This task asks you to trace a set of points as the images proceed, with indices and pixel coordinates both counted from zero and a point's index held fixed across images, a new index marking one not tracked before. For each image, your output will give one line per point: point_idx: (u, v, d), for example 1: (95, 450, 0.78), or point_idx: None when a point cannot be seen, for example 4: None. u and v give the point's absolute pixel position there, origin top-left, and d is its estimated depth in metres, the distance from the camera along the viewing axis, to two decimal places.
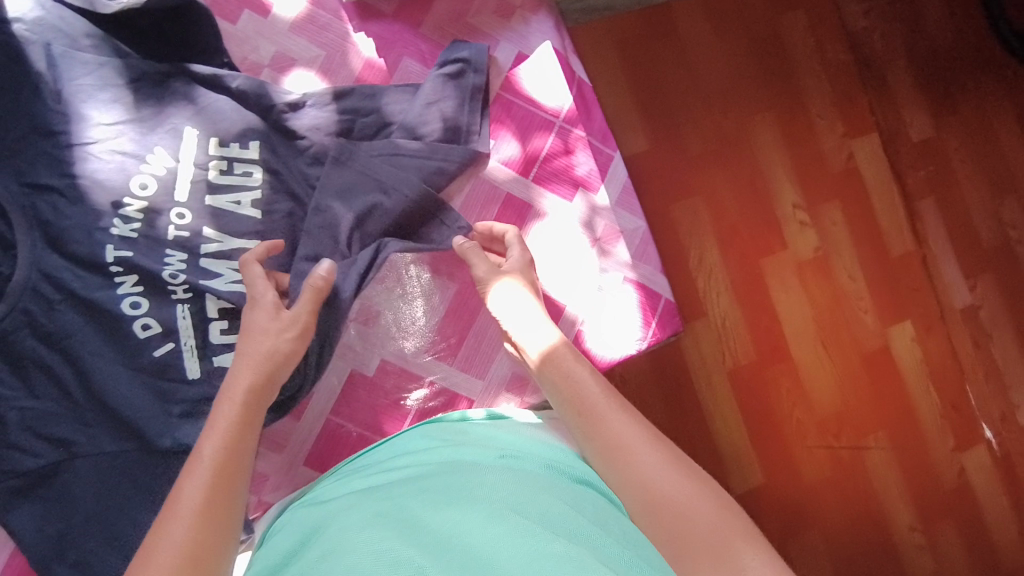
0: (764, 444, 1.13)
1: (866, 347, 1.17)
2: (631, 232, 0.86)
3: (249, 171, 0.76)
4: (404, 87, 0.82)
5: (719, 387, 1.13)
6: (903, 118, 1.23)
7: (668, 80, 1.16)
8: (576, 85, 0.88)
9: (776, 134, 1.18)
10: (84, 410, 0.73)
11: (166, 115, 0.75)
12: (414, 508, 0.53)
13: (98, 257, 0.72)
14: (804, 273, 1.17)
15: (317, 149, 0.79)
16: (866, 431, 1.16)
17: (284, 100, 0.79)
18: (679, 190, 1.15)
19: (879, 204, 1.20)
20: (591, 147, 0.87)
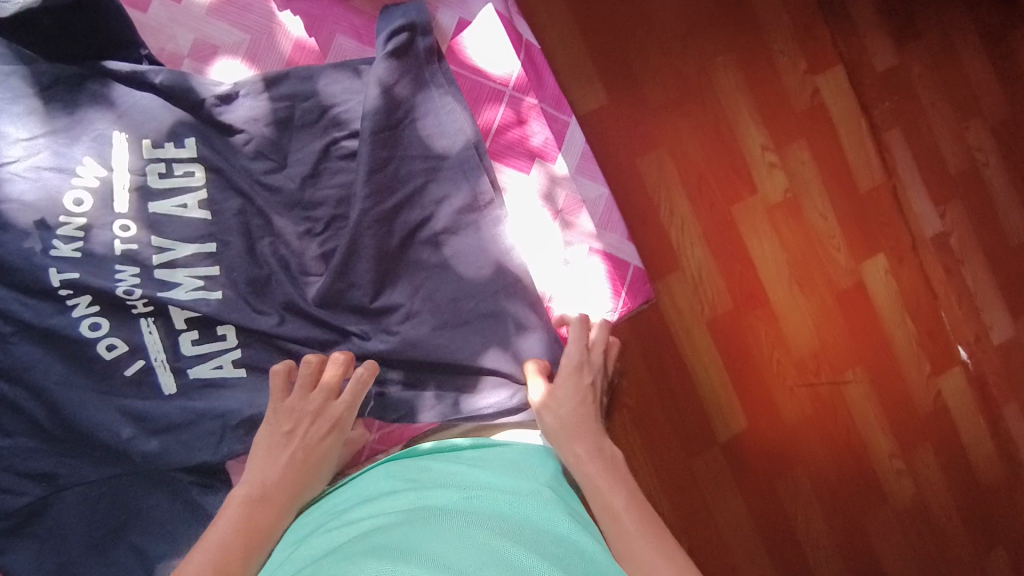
0: (746, 393, 1.13)
1: (840, 285, 1.17)
2: (593, 201, 0.83)
3: (189, 171, 0.69)
4: (344, 71, 0.75)
5: (701, 342, 1.12)
6: (865, 48, 1.20)
7: (619, 33, 1.11)
8: (524, 50, 0.83)
9: (738, 76, 1.15)
10: (61, 444, 0.66)
11: (85, 121, 0.68)
12: (358, 558, 0.43)
13: (44, 284, 0.64)
14: (774, 217, 1.15)
15: (258, 143, 0.72)
16: (843, 366, 1.17)
17: (214, 93, 0.71)
18: (641, 142, 1.11)
19: (847, 139, 1.18)
20: (545, 115, 0.82)
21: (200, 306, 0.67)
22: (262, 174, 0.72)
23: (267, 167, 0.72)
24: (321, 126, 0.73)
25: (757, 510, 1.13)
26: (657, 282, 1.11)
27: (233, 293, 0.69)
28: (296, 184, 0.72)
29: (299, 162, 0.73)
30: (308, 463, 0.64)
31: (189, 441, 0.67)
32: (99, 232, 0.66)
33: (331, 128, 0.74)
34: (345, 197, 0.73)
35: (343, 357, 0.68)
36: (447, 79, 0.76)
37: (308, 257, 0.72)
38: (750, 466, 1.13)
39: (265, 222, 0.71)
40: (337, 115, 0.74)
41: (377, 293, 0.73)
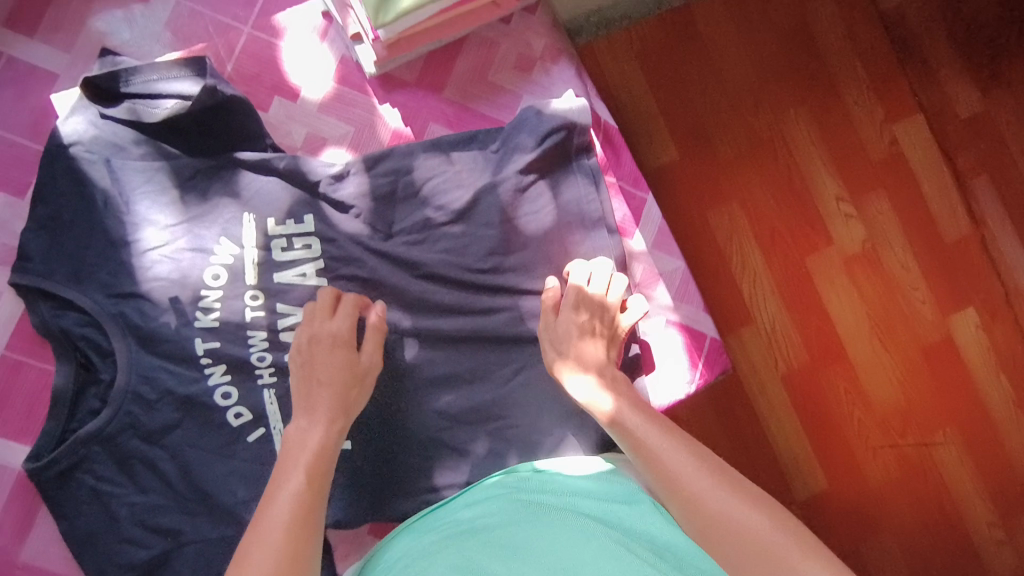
0: (825, 449, 1.11)
1: (926, 338, 1.13)
2: (670, 274, 0.83)
3: (308, 244, 0.76)
4: (435, 154, 0.79)
5: (775, 397, 1.11)
6: (948, 95, 1.17)
7: (691, 89, 1.12)
8: (601, 130, 0.84)
9: (812, 129, 1.14)
10: (189, 501, 0.72)
11: (222, 206, 0.75)
12: (481, 560, 0.54)
13: (188, 351, 0.73)
14: (852, 269, 1.13)
15: (365, 216, 0.77)
16: (933, 426, 1.12)
17: (328, 174, 0.77)
18: (712, 196, 1.12)
19: (930, 190, 1.15)
20: (622, 192, 0.83)
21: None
22: (368, 242, 0.77)
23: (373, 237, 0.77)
24: (421, 198, 0.78)
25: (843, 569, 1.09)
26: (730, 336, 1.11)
27: None
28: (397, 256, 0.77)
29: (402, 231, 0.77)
30: (338, 379, 0.67)
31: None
32: (228, 303, 0.74)
33: (430, 200, 0.78)
34: (439, 270, 0.77)
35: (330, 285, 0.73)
36: (557, 176, 0.80)
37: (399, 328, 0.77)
38: (832, 526, 1.10)
39: (369, 301, 0.77)
40: (434, 189, 0.78)
41: (470, 361, 0.77)
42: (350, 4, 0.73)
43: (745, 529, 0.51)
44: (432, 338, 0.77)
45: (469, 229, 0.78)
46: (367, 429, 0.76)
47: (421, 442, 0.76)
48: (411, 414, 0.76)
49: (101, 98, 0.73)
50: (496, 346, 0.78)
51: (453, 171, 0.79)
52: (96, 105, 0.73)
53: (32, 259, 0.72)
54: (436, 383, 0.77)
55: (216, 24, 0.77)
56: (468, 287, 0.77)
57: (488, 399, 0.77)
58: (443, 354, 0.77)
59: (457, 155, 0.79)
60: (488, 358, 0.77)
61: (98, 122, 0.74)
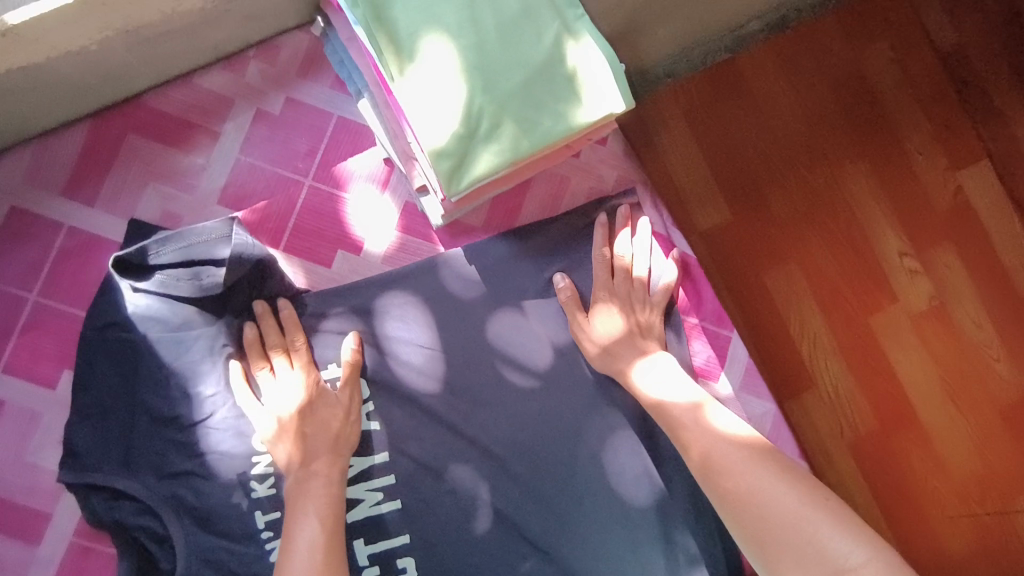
0: (902, 523, 1.02)
1: (1004, 400, 1.04)
2: (760, 418, 0.77)
3: (364, 398, 0.74)
4: (508, 307, 0.75)
5: (846, 470, 1.02)
6: (1016, 136, 1.06)
7: (738, 144, 1.02)
8: (683, 267, 0.78)
9: (870, 178, 1.04)
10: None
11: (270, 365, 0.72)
12: None
13: (249, 527, 0.69)
14: (921, 328, 1.04)
15: (425, 371, 0.74)
16: (1016, 495, 1.03)
17: (383, 321, 0.74)
18: (766, 259, 1.03)
19: (1003, 241, 1.05)
20: (706, 333, 0.77)
21: (381, 522, 0.72)
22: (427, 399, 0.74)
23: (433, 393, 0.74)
24: (483, 355, 0.75)
25: None
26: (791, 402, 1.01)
27: (404, 507, 0.73)
28: (461, 416, 0.74)
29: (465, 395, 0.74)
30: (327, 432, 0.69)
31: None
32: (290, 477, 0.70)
33: (494, 359, 0.75)
34: (504, 427, 0.74)
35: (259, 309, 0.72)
36: None
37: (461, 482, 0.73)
38: None
39: (438, 465, 0.73)
40: (495, 343, 0.75)
41: (547, 524, 0.73)
42: (416, 157, 0.69)
43: (786, 512, 0.57)
44: (510, 499, 0.73)
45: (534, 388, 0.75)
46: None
47: None
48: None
49: (137, 273, 0.69)
50: (572, 505, 0.73)
51: (529, 324, 0.75)
52: (131, 279, 0.69)
53: (80, 452, 0.69)
54: (517, 548, 0.73)
55: (276, 177, 0.75)
56: (538, 442, 0.74)
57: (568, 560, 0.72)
58: (517, 515, 0.73)
59: (532, 305, 0.75)
60: (562, 517, 0.73)
61: (168, 303, 0.70)
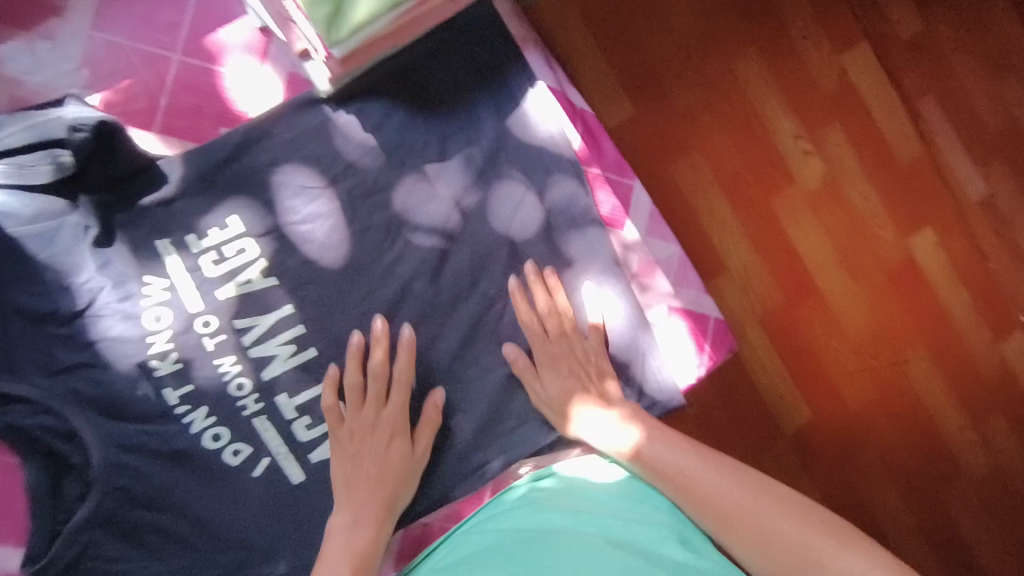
0: (804, 381, 1.08)
1: (891, 262, 1.10)
2: (666, 259, 0.81)
3: (254, 256, 0.71)
4: (410, 175, 0.74)
5: (755, 338, 1.08)
6: (886, 15, 1.10)
7: (635, 34, 1.05)
8: (581, 119, 0.79)
9: (760, 66, 1.08)
10: (213, 556, 0.70)
11: (149, 245, 0.68)
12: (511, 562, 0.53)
13: (162, 405, 0.69)
14: (816, 203, 1.09)
15: (328, 233, 0.72)
16: (902, 345, 1.10)
17: (279, 186, 0.71)
18: (675, 151, 1.06)
19: (881, 115, 1.10)
20: (609, 182, 0.79)
21: (299, 375, 0.72)
22: (332, 268, 0.72)
23: (335, 258, 0.72)
24: (384, 218, 0.73)
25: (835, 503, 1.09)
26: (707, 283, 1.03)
27: (320, 354, 0.72)
28: (373, 281, 0.73)
29: (374, 262, 0.73)
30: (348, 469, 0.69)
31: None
32: (201, 367, 0.70)
33: (393, 223, 0.73)
34: (413, 287, 0.74)
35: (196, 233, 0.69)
36: (520, 173, 0.76)
37: (383, 353, 0.73)
38: (818, 454, 1.09)
39: (353, 332, 0.73)
40: (394, 206, 0.73)
41: (468, 376, 0.75)
42: (295, 21, 0.64)
43: (786, 546, 0.56)
44: (431, 364, 0.74)
45: (439, 250, 0.75)
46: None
47: (442, 461, 0.74)
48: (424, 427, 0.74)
49: None
50: (490, 351, 0.76)
51: (433, 191, 0.74)
52: None
53: None
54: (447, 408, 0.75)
55: (139, 53, 0.69)
56: (446, 297, 0.75)
57: (493, 398, 0.75)
58: (436, 364, 0.74)
59: (436, 172, 0.74)
60: (484, 370, 0.75)
61: (20, 194, 0.65)
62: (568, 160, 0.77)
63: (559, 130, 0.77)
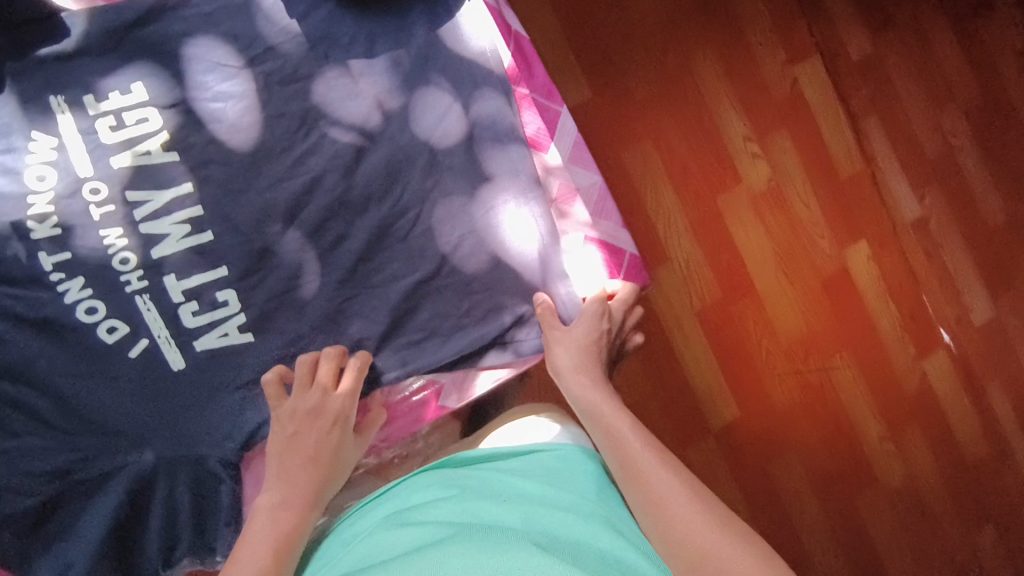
0: (737, 380, 1.26)
1: (825, 270, 1.31)
2: (587, 188, 0.81)
3: (156, 128, 0.68)
4: (331, 69, 0.72)
5: (689, 329, 1.24)
6: (841, 39, 1.32)
7: (605, 32, 1.20)
8: (514, 40, 0.78)
9: (718, 68, 1.26)
10: (74, 437, 0.69)
11: (39, 99, 0.65)
12: (406, 542, 0.53)
13: (35, 270, 0.66)
14: (758, 205, 1.28)
15: (237, 117, 0.70)
16: (830, 352, 1.31)
17: (189, 61, 0.68)
18: (628, 139, 1.22)
19: (826, 129, 1.31)
20: (537, 104, 0.79)
21: (190, 259, 0.70)
22: (238, 152, 0.70)
23: (243, 142, 0.70)
24: (299, 110, 0.71)
25: (756, 496, 1.26)
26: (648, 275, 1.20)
27: (216, 239, 0.70)
28: (282, 172, 0.71)
29: (284, 154, 0.71)
30: (288, 448, 0.67)
31: (202, 437, 0.71)
32: (84, 236, 0.67)
33: (307, 118, 0.71)
34: (323, 181, 0.72)
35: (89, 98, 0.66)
36: (446, 86, 0.75)
37: (282, 245, 0.71)
38: (743, 450, 1.26)
39: (254, 220, 0.71)
40: (313, 100, 0.71)
41: (370, 282, 0.74)
42: None
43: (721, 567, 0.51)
44: (332, 264, 0.73)
45: (351, 151, 0.73)
46: (272, 341, 0.72)
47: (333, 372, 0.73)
48: (319, 328, 0.73)
49: None
50: (399, 257, 0.74)
51: (356, 88, 0.72)
52: None
53: None
54: (347, 312, 0.73)
55: None
56: (354, 196, 0.73)
57: (397, 309, 0.74)
58: (339, 265, 0.73)
59: (361, 69, 0.72)
60: (387, 278, 0.74)
61: None
62: (499, 79, 0.76)
63: (490, 48, 0.76)
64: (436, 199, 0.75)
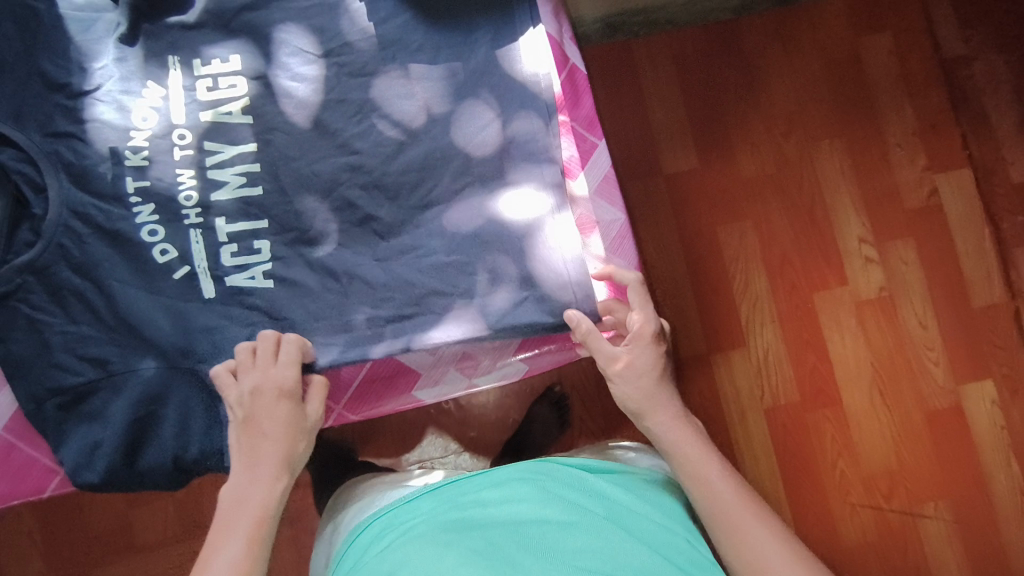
0: (801, 496, 1.13)
1: (933, 404, 1.16)
2: (608, 223, 0.85)
3: (240, 93, 0.80)
4: (393, 69, 0.81)
5: (754, 423, 1.14)
6: (1002, 155, 1.19)
7: (722, 106, 1.19)
8: (568, 72, 0.85)
9: (845, 161, 1.19)
10: (116, 335, 0.77)
11: (161, 58, 0.80)
12: (527, 515, 0.63)
13: (120, 190, 0.77)
14: (863, 311, 1.16)
15: (306, 96, 0.80)
16: (922, 498, 1.14)
17: (279, 45, 0.80)
18: (727, 213, 1.17)
19: (962, 244, 1.18)
20: (574, 133, 0.85)
21: (241, 208, 0.79)
22: (299, 124, 0.80)
23: (305, 117, 0.80)
24: (360, 101, 0.80)
25: None
26: (716, 352, 1.15)
27: (264, 194, 0.79)
28: (334, 150, 0.80)
29: (337, 135, 0.80)
30: (245, 433, 0.71)
31: (209, 360, 0.77)
32: (162, 170, 0.78)
33: (364, 110, 0.80)
34: (366, 163, 0.80)
35: (196, 62, 0.80)
36: (492, 101, 0.80)
37: (313, 211, 0.79)
38: None
39: (297, 184, 0.79)
40: (371, 94, 0.80)
41: (380, 263, 0.79)
42: None
43: None
44: (355, 239, 0.79)
45: (395, 145, 0.80)
46: (286, 294, 0.79)
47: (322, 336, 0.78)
48: (325, 294, 0.79)
49: None
50: (413, 244, 0.79)
51: (411, 89, 0.80)
52: None
53: None
54: (358, 284, 0.79)
55: None
56: (390, 181, 0.80)
57: (398, 291, 0.78)
58: (357, 241, 0.79)
59: (419, 73, 0.81)
60: (396, 262, 0.79)
61: None
62: (549, 103, 0.80)
63: (542, 72, 0.81)
64: (462, 202, 0.79)
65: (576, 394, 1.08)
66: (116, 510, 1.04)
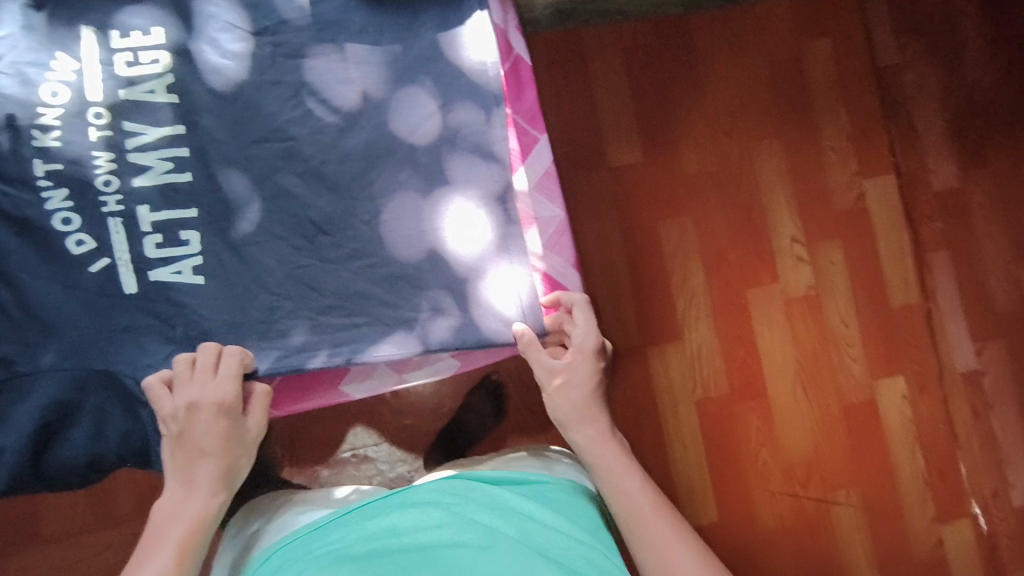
0: (726, 486, 1.18)
1: (850, 398, 1.22)
2: (546, 220, 0.83)
3: (163, 70, 0.75)
4: (331, 51, 0.77)
5: (685, 416, 1.18)
6: (926, 163, 1.26)
7: (669, 103, 1.20)
8: (512, 60, 0.83)
9: (782, 162, 1.22)
10: (24, 330, 0.72)
11: (74, 27, 0.74)
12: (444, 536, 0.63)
13: (27, 173, 0.71)
14: (791, 309, 1.21)
15: (236, 75, 0.76)
16: (835, 486, 1.21)
17: (207, 19, 0.75)
18: (668, 209, 1.19)
19: (884, 248, 1.24)
20: (516, 125, 0.83)
21: (165, 195, 0.75)
22: (228, 105, 0.76)
23: (235, 98, 0.76)
24: (296, 82, 0.77)
25: None
26: (652, 346, 1.18)
27: (193, 181, 0.75)
28: (267, 134, 0.76)
29: (269, 117, 0.76)
30: (180, 443, 0.70)
31: (130, 358, 0.73)
32: (77, 153, 0.73)
33: (299, 92, 0.77)
34: (301, 149, 0.77)
35: (115, 33, 0.74)
36: (435, 91, 0.78)
37: (243, 198, 0.76)
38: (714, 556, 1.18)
39: (227, 168, 0.76)
40: (307, 76, 0.77)
41: (315, 253, 0.77)
42: None
43: None
44: (288, 227, 0.76)
45: (332, 130, 0.77)
46: (214, 287, 0.75)
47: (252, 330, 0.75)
48: (257, 286, 0.76)
49: None
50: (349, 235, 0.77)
51: (348, 73, 0.77)
52: None
53: None
54: (290, 276, 0.76)
55: None
56: (326, 169, 0.77)
57: (337, 283, 0.77)
58: (290, 230, 0.76)
59: (356, 55, 0.78)
60: (332, 252, 0.77)
61: None
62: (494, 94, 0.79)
63: (486, 62, 0.79)
64: (402, 194, 0.78)
65: (513, 383, 1.08)
66: (26, 505, 0.98)
